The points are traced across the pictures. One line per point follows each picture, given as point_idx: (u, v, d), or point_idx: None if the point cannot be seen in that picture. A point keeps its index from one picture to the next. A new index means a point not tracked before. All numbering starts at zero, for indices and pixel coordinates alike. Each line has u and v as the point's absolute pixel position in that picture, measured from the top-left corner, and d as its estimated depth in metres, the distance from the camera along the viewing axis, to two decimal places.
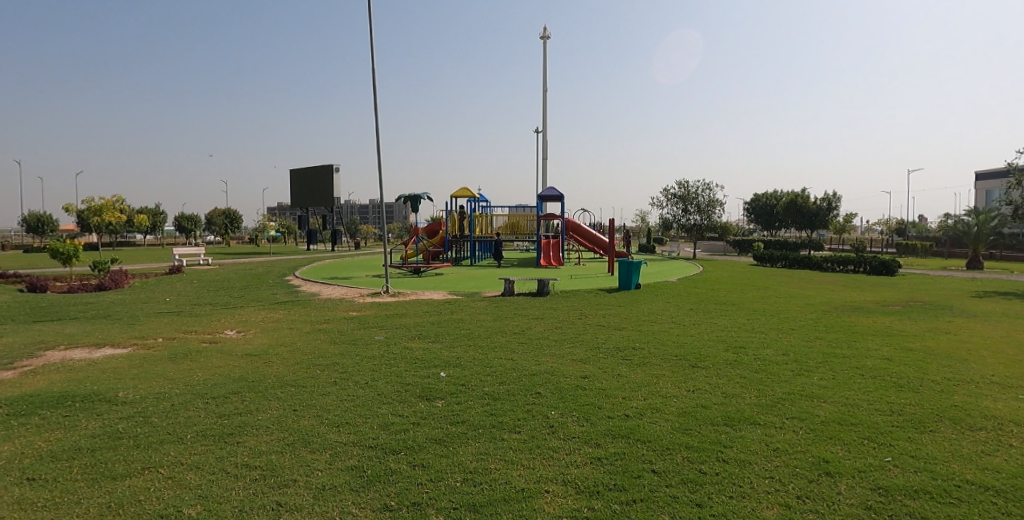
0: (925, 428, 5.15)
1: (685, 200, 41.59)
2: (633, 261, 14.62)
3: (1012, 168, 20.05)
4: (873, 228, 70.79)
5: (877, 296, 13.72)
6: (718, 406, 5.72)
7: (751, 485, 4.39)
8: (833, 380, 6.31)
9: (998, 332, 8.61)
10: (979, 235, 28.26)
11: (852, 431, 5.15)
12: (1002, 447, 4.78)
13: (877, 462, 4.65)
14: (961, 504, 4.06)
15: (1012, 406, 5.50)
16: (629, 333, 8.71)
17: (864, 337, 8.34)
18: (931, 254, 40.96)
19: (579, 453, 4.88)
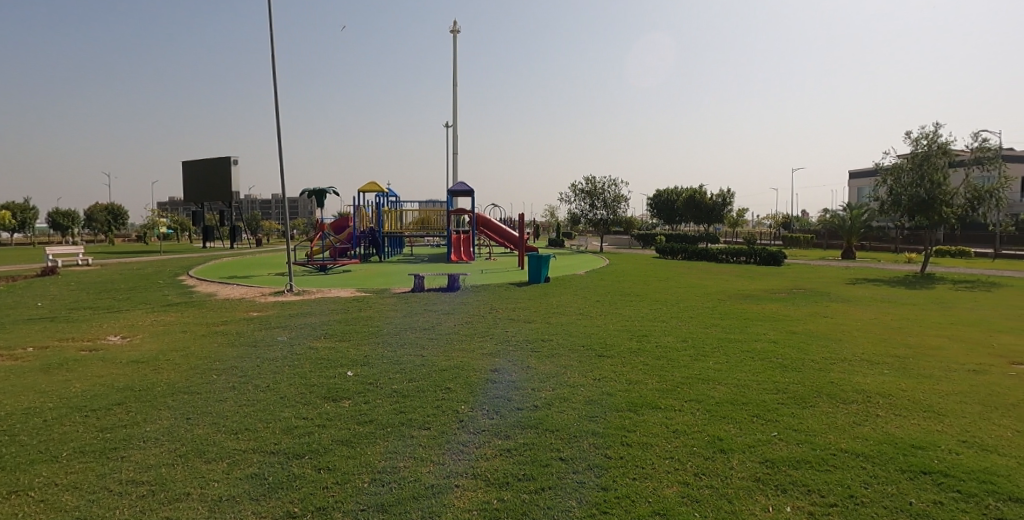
0: (806, 404, 5.62)
1: (592, 196, 42.89)
2: (542, 255, 14.92)
3: (878, 168, 22.46)
4: (761, 222, 77.05)
5: (765, 284, 14.90)
6: (622, 392, 5.94)
7: (652, 467, 4.62)
8: (726, 363, 6.75)
9: (867, 314, 9.61)
10: (852, 229, 31.43)
11: (743, 409, 5.52)
12: (870, 417, 5.32)
13: (764, 437, 5.03)
14: (835, 471, 4.51)
15: (878, 380, 6.15)
16: (538, 325, 8.88)
17: (753, 322, 9.00)
18: (812, 246, 45.17)
19: (489, 446, 4.91)
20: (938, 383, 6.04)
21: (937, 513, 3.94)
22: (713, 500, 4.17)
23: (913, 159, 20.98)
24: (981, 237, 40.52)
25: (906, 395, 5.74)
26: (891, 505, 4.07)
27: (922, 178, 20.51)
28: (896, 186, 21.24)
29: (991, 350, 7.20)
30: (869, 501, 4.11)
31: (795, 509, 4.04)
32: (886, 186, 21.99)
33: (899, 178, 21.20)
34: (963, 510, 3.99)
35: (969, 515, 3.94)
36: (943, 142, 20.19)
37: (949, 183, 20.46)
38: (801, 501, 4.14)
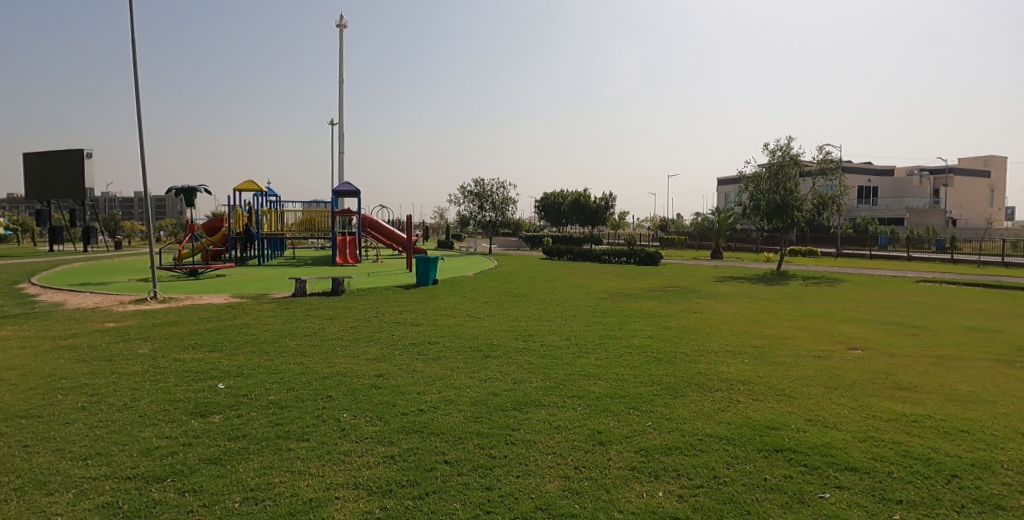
0: (677, 394, 6.03)
1: (480, 198, 43.25)
2: (430, 257, 14.92)
3: (743, 176, 24.69)
4: (642, 225, 82.37)
5: (645, 283, 15.96)
6: (508, 392, 6.06)
7: (535, 463, 4.75)
8: (606, 359, 7.10)
9: (732, 309, 10.56)
10: (720, 230, 34.47)
11: (621, 402, 5.82)
12: (732, 403, 5.81)
13: (639, 427, 5.34)
14: (701, 455, 4.90)
15: (740, 369, 6.75)
16: (425, 328, 8.85)
17: (632, 319, 9.56)
18: (686, 246, 49.01)
19: (371, 454, 4.80)
20: (788, 368, 6.76)
21: (786, 487, 4.41)
22: (592, 491, 4.37)
23: (770, 169, 23.41)
24: (825, 238, 46.41)
25: (762, 381, 6.37)
26: (748, 483, 4.49)
27: (777, 185, 22.86)
28: (756, 192, 23.49)
29: (832, 337, 8.18)
30: (730, 481, 4.51)
31: (667, 494, 4.34)
32: (747, 192, 24.35)
33: (759, 185, 23.56)
34: (808, 482, 4.49)
35: (813, 486, 4.45)
36: (794, 154, 22.73)
37: (799, 190, 23.08)
38: (672, 486, 4.45)
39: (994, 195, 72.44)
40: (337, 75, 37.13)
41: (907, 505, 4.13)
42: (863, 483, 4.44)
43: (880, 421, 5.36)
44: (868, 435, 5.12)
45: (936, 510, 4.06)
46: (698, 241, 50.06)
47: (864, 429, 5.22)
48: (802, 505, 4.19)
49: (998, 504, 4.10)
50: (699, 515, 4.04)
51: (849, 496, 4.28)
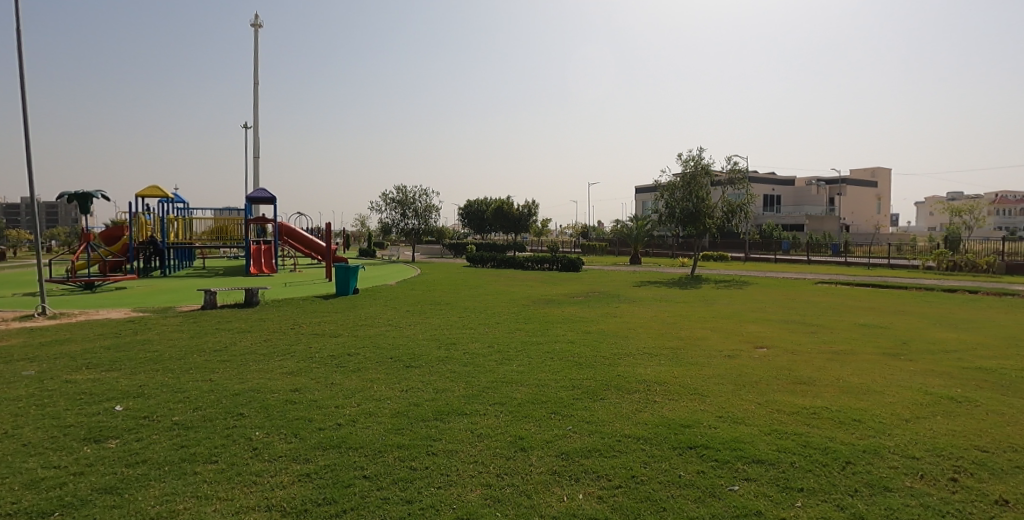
0: (597, 397, 6.17)
1: (402, 205, 42.75)
2: (350, 266, 14.67)
3: (658, 185, 25.86)
4: (564, 233, 84.53)
5: (567, 289, 16.38)
6: (429, 402, 6.02)
7: (457, 473, 4.72)
8: (528, 365, 7.19)
9: (649, 312, 11.01)
10: (638, 237, 35.72)
11: (542, 407, 5.90)
12: (649, 403, 6.01)
13: (560, 432, 5.42)
14: (619, 456, 5.03)
15: (656, 370, 7.01)
16: (344, 339, 8.66)
17: (554, 324, 9.76)
18: (606, 253, 50.78)
19: (286, 473, 4.62)
20: (700, 368, 7.09)
21: (699, 482, 4.61)
22: (514, 498, 4.39)
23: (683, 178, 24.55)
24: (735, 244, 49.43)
25: (677, 381, 6.63)
26: (664, 481, 4.66)
27: (689, 194, 24.07)
28: (670, 201, 24.64)
29: (740, 337, 8.68)
30: (647, 480, 4.66)
31: (587, 496, 4.43)
32: (663, 200, 25.48)
33: (674, 194, 24.71)
34: (719, 477, 4.71)
35: (724, 480, 4.68)
36: (705, 164, 23.93)
37: (710, 199, 24.37)
38: (592, 488, 4.54)
39: (881, 203, 78.84)
40: (253, 74, 35.58)
41: (807, 493, 4.42)
42: (770, 474, 4.71)
43: (784, 414, 5.68)
44: (773, 428, 5.40)
45: (834, 497, 4.37)
46: (618, 248, 51.95)
47: (770, 422, 5.51)
48: (714, 499, 4.39)
49: (885, 487, 4.48)
50: (617, 515, 4.14)
51: (756, 487, 4.53)
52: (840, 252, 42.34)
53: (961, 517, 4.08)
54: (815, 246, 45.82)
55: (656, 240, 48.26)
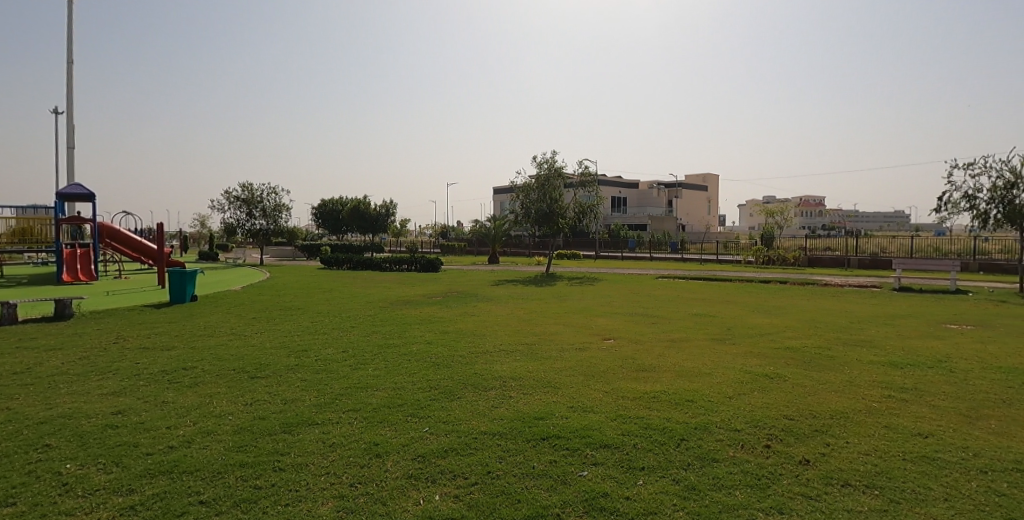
0: (454, 396, 6.23)
1: (248, 204, 38.14)
2: (186, 271, 13.58)
3: (515, 187, 27.01)
4: (423, 233, 83.99)
5: (427, 290, 16.57)
6: (276, 414, 5.77)
7: (307, 487, 4.48)
8: (385, 368, 7.10)
9: (507, 310, 11.47)
10: (495, 237, 36.92)
11: (398, 410, 5.84)
12: (506, 398, 6.17)
13: (417, 434, 5.40)
14: (475, 452, 5.10)
15: (512, 366, 7.25)
16: (179, 352, 7.99)
17: (412, 325, 9.79)
18: (464, 252, 52.16)
19: (105, 508, 4.09)
20: (554, 361, 7.45)
21: (551, 471, 4.80)
22: (368, 506, 4.25)
23: (538, 179, 25.82)
24: (584, 241, 53.05)
25: (532, 375, 6.90)
26: (518, 473, 4.79)
27: (544, 195, 25.51)
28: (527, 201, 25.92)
29: (591, 330, 9.29)
30: (502, 473, 4.77)
31: (443, 497, 4.41)
32: (519, 201, 26.65)
33: (529, 195, 25.94)
34: (569, 464, 4.94)
35: (574, 466, 4.92)
36: (558, 167, 25.37)
37: (562, 200, 25.94)
38: (448, 488, 4.54)
39: (712, 206, 87.81)
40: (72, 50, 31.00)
41: (647, 471, 4.80)
42: (614, 456, 5.03)
43: (628, 399, 6.13)
44: (618, 413, 5.78)
45: (671, 473, 4.78)
46: (477, 247, 53.25)
47: (616, 408, 5.91)
48: (565, 486, 4.60)
49: (712, 458, 4.99)
50: (471, 512, 4.19)
51: (604, 470, 4.82)
52: (676, 248, 47.28)
53: (772, 479, 4.68)
54: (654, 244, 50.68)
55: (512, 239, 50.28)
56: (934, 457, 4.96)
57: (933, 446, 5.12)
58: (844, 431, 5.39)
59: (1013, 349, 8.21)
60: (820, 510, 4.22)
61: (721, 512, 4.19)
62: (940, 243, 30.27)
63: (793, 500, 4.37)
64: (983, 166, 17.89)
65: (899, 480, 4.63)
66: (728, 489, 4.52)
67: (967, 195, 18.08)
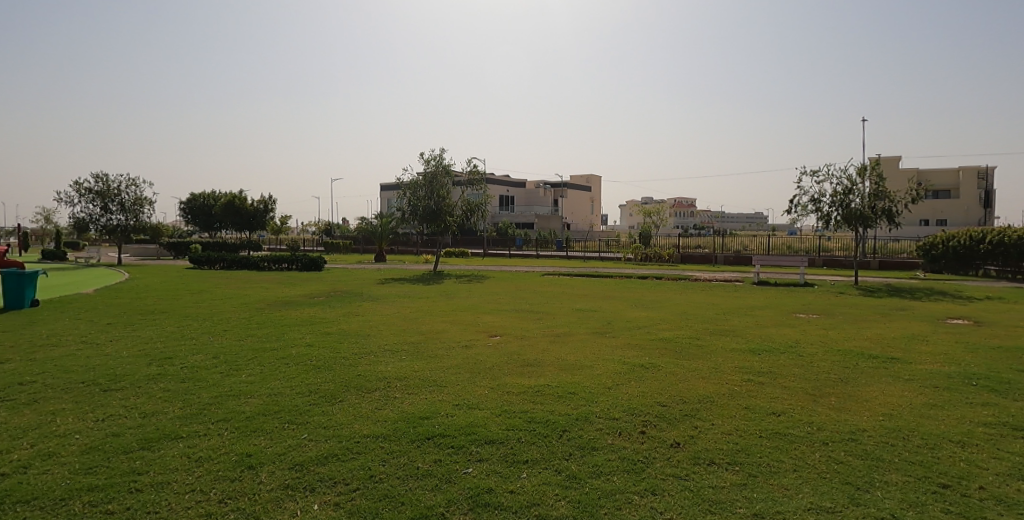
0: (335, 399, 5.99)
1: (102, 196, 34.50)
2: (24, 274, 12.00)
3: (400, 183, 26.83)
4: (308, 232, 80.63)
5: (308, 290, 16.01)
6: (134, 429, 5.24)
7: (168, 508, 4.04)
8: (260, 374, 6.71)
9: (392, 309, 11.43)
10: (381, 235, 36.42)
11: (274, 418, 5.50)
12: (389, 399, 6.03)
13: (294, 442, 5.08)
14: (358, 457, 4.88)
15: (397, 366, 7.13)
16: (12, 366, 7.03)
17: (291, 327, 9.41)
18: (350, 251, 51.22)
19: None
20: (440, 360, 7.45)
21: (436, 471, 4.70)
22: None
23: (425, 177, 25.88)
24: (472, 240, 53.72)
25: (417, 374, 6.82)
26: (402, 475, 4.63)
27: (431, 193, 25.61)
28: (414, 198, 25.85)
29: (478, 327, 9.44)
30: (385, 476, 4.59)
31: (323, 505, 4.16)
32: (406, 198, 26.55)
33: (416, 193, 25.92)
34: (454, 462, 4.86)
35: (459, 464, 4.85)
36: (445, 164, 25.56)
37: (450, 197, 26.22)
38: (328, 496, 4.29)
39: (592, 206, 94.28)
40: None
41: (530, 464, 4.85)
42: (499, 451, 5.04)
43: (513, 394, 6.22)
44: (503, 409, 5.84)
45: (552, 464, 4.87)
46: (363, 246, 52.30)
47: (501, 403, 5.97)
48: (450, 485, 4.53)
49: (593, 447, 5.16)
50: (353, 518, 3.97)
51: (488, 466, 4.80)
52: (561, 246, 49.36)
53: (647, 462, 4.92)
54: (541, 241, 52.54)
55: (400, 237, 49.82)
56: (786, 433, 5.49)
57: (784, 423, 5.68)
58: (711, 414, 5.82)
59: (848, 333, 9.41)
60: (688, 489, 4.50)
61: (599, 498, 4.34)
62: (790, 241, 34.19)
63: (665, 481, 4.62)
64: (824, 173, 20.15)
65: (755, 455, 5.06)
66: (606, 475, 4.68)
67: (812, 198, 20.36)
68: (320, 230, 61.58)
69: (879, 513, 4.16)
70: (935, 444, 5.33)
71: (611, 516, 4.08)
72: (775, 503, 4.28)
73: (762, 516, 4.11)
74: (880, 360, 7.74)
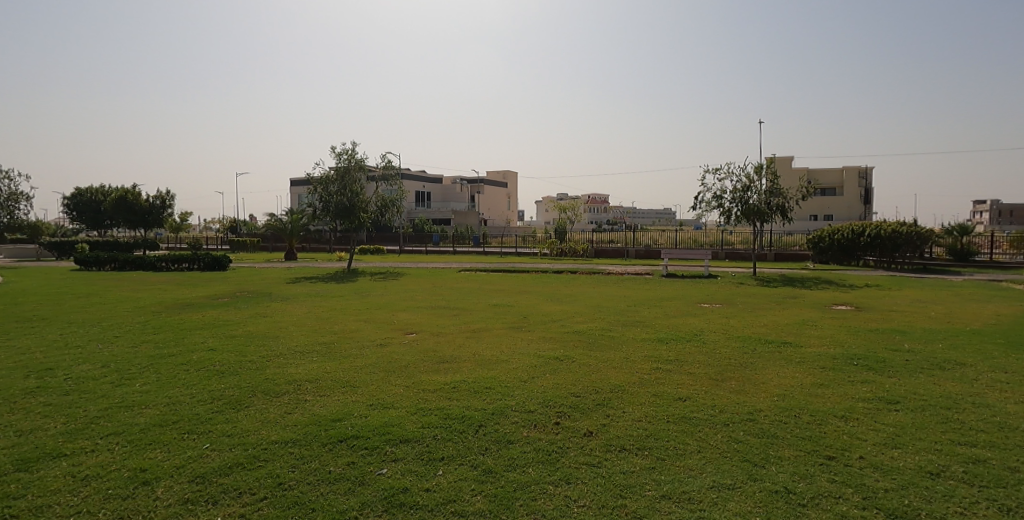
0: (240, 405, 5.75)
1: None
2: None
3: (311, 178, 26.06)
4: (210, 231, 76.13)
5: (211, 291, 15.21)
6: (8, 450, 4.76)
7: None
8: (157, 383, 6.33)
9: (302, 310, 11.27)
10: (292, 231, 35.08)
11: (173, 429, 5.17)
12: (300, 403, 5.86)
13: (195, 453, 4.77)
14: (266, 464, 4.64)
15: (308, 367, 7.00)
16: None
17: (192, 332, 9.02)
18: (258, 249, 49.18)
19: None
20: (353, 359, 7.42)
21: (349, 473, 4.55)
22: None
23: (337, 172, 25.22)
24: (389, 237, 52.91)
25: (329, 375, 6.70)
26: (313, 480, 4.43)
27: (344, 188, 25.09)
28: (326, 194, 25.22)
29: (394, 326, 9.56)
30: (295, 483, 4.38)
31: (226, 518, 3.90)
32: (317, 193, 25.74)
33: (328, 188, 25.20)
34: (368, 464, 4.73)
35: (373, 465, 4.72)
36: (359, 159, 25.11)
37: (364, 193, 25.73)
38: (232, 507, 4.04)
39: (512, 202, 96.09)
40: None
41: (446, 461, 4.81)
42: (415, 450, 4.97)
43: (429, 391, 6.22)
44: (418, 407, 5.82)
45: (469, 459, 4.86)
46: (271, 244, 50.15)
47: (416, 401, 5.96)
48: (363, 487, 4.38)
49: (508, 440, 5.22)
50: None
51: (403, 465, 4.71)
52: (478, 242, 49.70)
53: (561, 452, 5.03)
54: (459, 238, 52.67)
55: (313, 235, 48.26)
56: (690, 416, 5.81)
57: (690, 407, 6.01)
58: (621, 402, 6.07)
59: (747, 321, 10.13)
60: (601, 476, 4.63)
61: (515, 490, 4.37)
62: (695, 236, 36.24)
63: (579, 470, 4.73)
64: (726, 171, 21.42)
65: (662, 439, 5.31)
66: (522, 468, 4.72)
67: (714, 195, 21.60)
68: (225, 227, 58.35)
69: (774, 487, 4.48)
70: (822, 420, 5.81)
71: (526, 508, 4.12)
72: (682, 484, 4.50)
73: (670, 497, 4.30)
74: (774, 345, 8.39)
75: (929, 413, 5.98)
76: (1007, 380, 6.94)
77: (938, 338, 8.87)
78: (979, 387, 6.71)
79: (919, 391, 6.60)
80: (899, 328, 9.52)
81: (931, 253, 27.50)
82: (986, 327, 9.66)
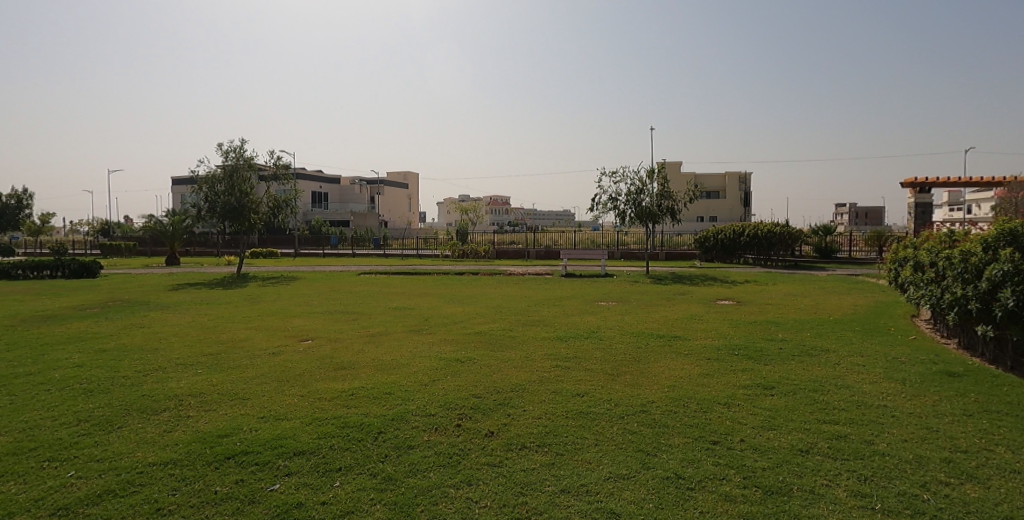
0: (112, 427, 5.36)
1: None
2: None
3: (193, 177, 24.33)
4: (75, 232, 68.85)
5: (75, 301, 13.84)
6: None
7: None
8: (10, 407, 5.73)
9: (185, 319, 10.67)
10: (174, 234, 32.54)
11: (30, 458, 4.70)
12: (181, 420, 5.55)
13: (56, 483, 4.34)
14: (142, 489, 4.32)
15: (191, 382, 6.66)
16: None
17: (55, 347, 8.25)
18: (135, 253, 45.47)
19: None
20: (242, 370, 7.16)
21: (237, 492, 4.31)
22: None
23: (223, 170, 23.78)
24: (284, 238, 50.65)
25: (216, 389, 6.43)
26: (197, 502, 4.17)
27: (231, 187, 23.67)
28: (211, 194, 23.69)
29: (287, 332, 9.32)
30: (176, 507, 4.08)
31: None
32: (201, 193, 24.13)
33: (214, 187, 23.73)
34: (258, 480, 4.52)
35: (264, 481, 4.52)
36: (247, 157, 23.80)
37: (254, 193, 24.49)
38: None
39: (411, 203, 95.99)
40: None
41: (343, 471, 4.69)
42: (311, 462, 4.82)
43: (324, 401, 6.11)
44: (313, 417, 5.69)
45: (368, 468, 4.76)
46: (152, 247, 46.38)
47: (311, 412, 5.82)
48: (254, 504, 4.18)
49: (409, 445, 5.20)
50: None
51: (297, 479, 4.54)
52: (380, 243, 48.54)
53: (462, 454, 5.06)
54: (358, 238, 51.22)
55: (197, 237, 45.09)
56: (587, 411, 6.08)
57: (587, 402, 6.29)
58: (521, 401, 6.25)
59: (640, 317, 10.73)
60: (501, 475, 4.70)
61: (415, 495, 4.34)
62: (594, 236, 37.59)
63: (479, 470, 4.78)
64: (621, 175, 22.51)
65: (561, 435, 5.51)
66: (422, 472, 4.71)
67: (610, 197, 22.57)
68: (96, 229, 53.14)
69: (665, 473, 4.75)
70: (707, 407, 6.28)
71: (427, 513, 4.10)
72: (580, 477, 4.67)
73: (569, 491, 4.45)
74: (664, 339, 8.98)
75: (799, 396, 6.63)
76: (863, 363, 7.85)
77: (807, 327, 9.87)
78: (840, 370, 7.55)
79: (791, 377, 7.29)
80: (774, 320, 10.49)
81: (801, 250, 30.28)
82: (845, 316, 10.87)
